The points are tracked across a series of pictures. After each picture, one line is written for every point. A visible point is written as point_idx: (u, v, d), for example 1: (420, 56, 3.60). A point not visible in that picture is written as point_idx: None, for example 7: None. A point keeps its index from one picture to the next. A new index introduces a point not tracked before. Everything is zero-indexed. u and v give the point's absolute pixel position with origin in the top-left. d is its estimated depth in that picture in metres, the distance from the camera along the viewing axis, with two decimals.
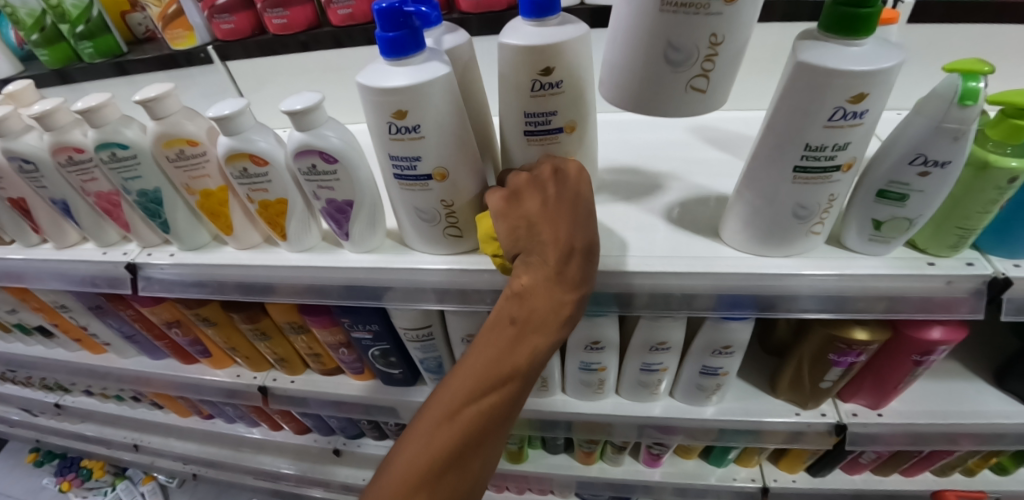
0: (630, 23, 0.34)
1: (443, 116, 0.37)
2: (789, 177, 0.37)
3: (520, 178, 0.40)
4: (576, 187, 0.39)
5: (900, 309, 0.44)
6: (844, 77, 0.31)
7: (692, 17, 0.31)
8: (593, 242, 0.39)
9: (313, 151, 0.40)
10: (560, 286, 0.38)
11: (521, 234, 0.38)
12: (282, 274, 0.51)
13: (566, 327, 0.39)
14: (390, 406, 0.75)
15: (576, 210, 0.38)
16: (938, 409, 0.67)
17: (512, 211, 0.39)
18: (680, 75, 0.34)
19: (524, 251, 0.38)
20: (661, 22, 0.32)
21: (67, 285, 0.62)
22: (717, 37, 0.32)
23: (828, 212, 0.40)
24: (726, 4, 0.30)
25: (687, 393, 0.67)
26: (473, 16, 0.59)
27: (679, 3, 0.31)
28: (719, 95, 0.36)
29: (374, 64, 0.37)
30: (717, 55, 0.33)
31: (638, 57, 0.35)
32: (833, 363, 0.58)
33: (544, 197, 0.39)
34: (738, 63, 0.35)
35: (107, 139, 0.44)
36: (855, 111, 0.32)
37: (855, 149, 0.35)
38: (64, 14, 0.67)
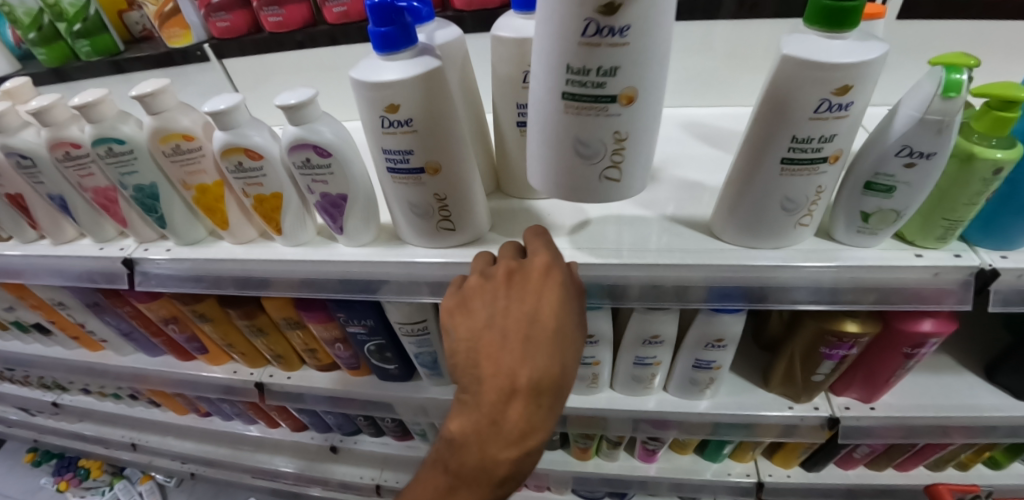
0: (540, 125, 0.37)
1: (434, 110, 0.37)
2: (777, 169, 0.38)
3: (475, 283, 0.40)
4: (529, 304, 0.38)
5: (890, 301, 0.44)
6: (827, 69, 0.31)
7: (594, 118, 0.34)
8: (537, 382, 0.37)
9: (306, 145, 0.40)
10: (500, 422, 0.37)
11: (465, 354, 0.39)
12: (278, 269, 0.51)
13: (515, 465, 0.38)
14: (386, 402, 0.76)
15: (524, 335, 0.37)
16: (931, 403, 0.67)
17: (457, 329, 0.40)
18: (594, 167, 0.37)
19: (466, 379, 0.39)
20: (568, 122, 0.35)
21: (64, 281, 0.62)
22: (620, 134, 0.35)
23: (815, 204, 0.40)
24: (623, 106, 0.33)
25: (681, 387, 0.67)
26: (467, 14, 0.60)
27: (580, 106, 0.34)
28: (633, 183, 0.39)
29: (366, 59, 0.37)
30: (623, 149, 0.36)
31: (552, 154, 0.37)
32: (825, 356, 0.59)
33: (492, 312, 0.38)
34: (648, 155, 0.38)
35: (103, 134, 0.45)
36: (840, 103, 0.33)
37: (840, 141, 0.36)
38: (61, 12, 0.68)
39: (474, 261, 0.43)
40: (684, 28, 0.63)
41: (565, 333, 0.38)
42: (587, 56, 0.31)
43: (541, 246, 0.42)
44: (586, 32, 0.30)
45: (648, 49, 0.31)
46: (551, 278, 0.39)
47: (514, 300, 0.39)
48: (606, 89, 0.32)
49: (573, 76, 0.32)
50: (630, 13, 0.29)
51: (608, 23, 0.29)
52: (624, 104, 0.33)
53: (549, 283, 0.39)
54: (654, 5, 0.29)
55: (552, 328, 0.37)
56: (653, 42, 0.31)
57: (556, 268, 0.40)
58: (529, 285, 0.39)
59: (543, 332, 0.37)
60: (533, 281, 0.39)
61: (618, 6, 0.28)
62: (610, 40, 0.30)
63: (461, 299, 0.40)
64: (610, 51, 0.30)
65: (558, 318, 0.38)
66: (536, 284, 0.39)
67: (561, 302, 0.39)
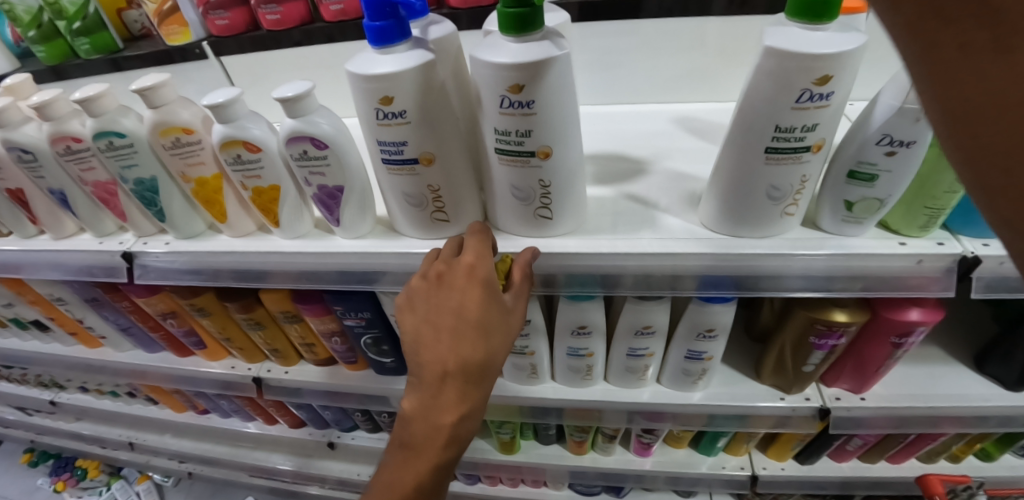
0: (485, 167, 0.43)
1: (427, 102, 0.38)
2: (762, 158, 0.39)
3: (415, 283, 0.42)
4: (455, 304, 0.41)
5: (876, 288, 0.45)
6: (811, 59, 0.32)
7: (522, 168, 0.40)
8: (467, 364, 0.41)
9: (304, 137, 0.41)
10: (438, 405, 0.42)
11: (409, 345, 0.43)
12: (276, 261, 0.52)
13: (457, 438, 0.43)
14: (383, 395, 0.77)
15: (451, 331, 0.41)
16: (921, 393, 0.68)
17: (402, 321, 0.43)
18: (528, 206, 0.43)
19: (412, 367, 0.43)
20: (505, 171, 0.41)
21: (64, 275, 0.63)
22: (544, 182, 0.41)
23: (800, 194, 0.42)
24: (542, 160, 0.39)
25: (674, 379, 0.68)
26: (463, 11, 0.61)
27: (510, 160, 0.40)
28: (566, 218, 0.45)
29: (362, 53, 0.38)
30: (550, 193, 0.42)
31: (497, 192, 0.44)
32: (814, 346, 0.60)
33: (426, 311, 0.41)
34: (576, 199, 0.44)
35: (105, 128, 0.45)
36: (821, 93, 0.34)
37: (823, 130, 0.37)
38: (61, 10, 0.68)
39: (426, 254, 0.46)
40: (676, 24, 0.64)
41: (492, 325, 0.41)
42: (507, 122, 0.37)
43: (474, 244, 0.43)
44: (503, 105, 0.36)
45: (558, 113, 0.37)
46: (476, 278, 0.41)
47: (446, 293, 0.41)
48: (525, 146, 0.38)
49: (500, 136, 0.38)
50: (533, 91, 0.35)
51: (518, 98, 0.35)
52: (542, 158, 0.39)
53: (474, 284, 0.41)
54: (555, 79, 0.35)
55: (476, 319, 0.40)
56: (558, 110, 0.36)
57: (482, 267, 0.41)
58: (456, 287, 0.41)
59: (469, 328, 0.40)
60: (461, 283, 0.41)
61: (524, 86, 0.35)
62: (521, 111, 0.36)
63: (404, 297, 0.43)
64: (523, 118, 0.36)
65: (483, 314, 0.41)
66: (462, 285, 0.41)
67: (487, 299, 0.41)
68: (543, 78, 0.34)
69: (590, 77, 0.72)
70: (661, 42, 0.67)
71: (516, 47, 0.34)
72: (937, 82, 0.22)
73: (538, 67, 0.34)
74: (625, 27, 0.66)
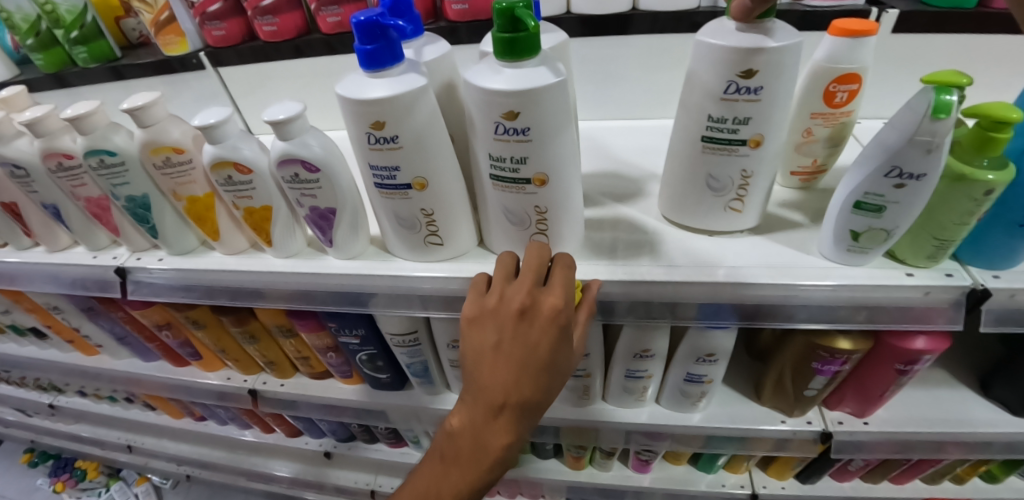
0: (480, 191, 0.42)
1: (420, 128, 0.37)
2: (701, 147, 0.43)
3: (488, 304, 0.38)
4: (531, 340, 0.36)
5: (880, 319, 0.44)
6: (731, 52, 0.36)
7: (517, 194, 0.39)
8: (528, 403, 0.36)
9: (295, 160, 0.40)
10: (486, 437, 0.37)
11: (466, 364, 0.38)
12: (268, 281, 0.51)
13: (493, 475, 0.39)
14: (379, 410, 0.76)
15: (518, 366, 0.36)
16: (926, 417, 0.67)
17: (465, 338, 0.38)
18: (524, 231, 0.42)
19: (464, 390, 0.38)
20: (499, 196, 0.40)
21: (58, 287, 0.62)
22: (540, 208, 0.39)
23: (744, 190, 0.44)
24: (538, 187, 0.38)
25: (673, 400, 0.67)
26: (461, 24, 0.60)
27: (503, 186, 0.38)
28: (564, 244, 0.44)
29: (354, 75, 0.37)
30: (546, 219, 0.40)
31: (491, 217, 0.43)
32: (816, 371, 0.59)
33: (497, 339, 0.37)
34: (573, 226, 0.43)
35: (95, 146, 0.45)
36: (746, 87, 0.37)
37: (757, 126, 0.39)
38: (58, 19, 0.68)
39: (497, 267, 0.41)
40: (676, 41, 0.63)
41: (558, 367, 0.37)
42: (500, 149, 0.36)
43: (559, 281, 0.39)
44: (497, 131, 0.35)
45: (555, 140, 0.35)
46: (559, 322, 0.37)
47: (522, 323, 0.37)
48: (521, 173, 0.37)
49: (494, 162, 0.37)
50: (527, 118, 0.34)
51: (512, 125, 0.34)
52: (538, 185, 0.38)
53: (556, 327, 0.37)
54: (551, 107, 0.34)
55: (548, 360, 0.36)
56: (554, 137, 0.35)
57: (566, 311, 0.37)
58: (536, 324, 0.37)
59: (538, 367, 0.36)
60: (542, 321, 0.37)
61: (518, 113, 0.33)
62: (515, 138, 0.35)
63: (474, 313, 0.38)
64: (518, 145, 0.35)
65: (555, 357, 0.37)
66: (544, 325, 0.37)
67: (562, 343, 0.37)
68: (537, 105, 0.33)
69: (589, 91, 0.70)
70: (661, 56, 0.65)
71: (510, 74, 0.33)
72: None
73: (532, 94, 0.33)
74: (625, 42, 0.64)
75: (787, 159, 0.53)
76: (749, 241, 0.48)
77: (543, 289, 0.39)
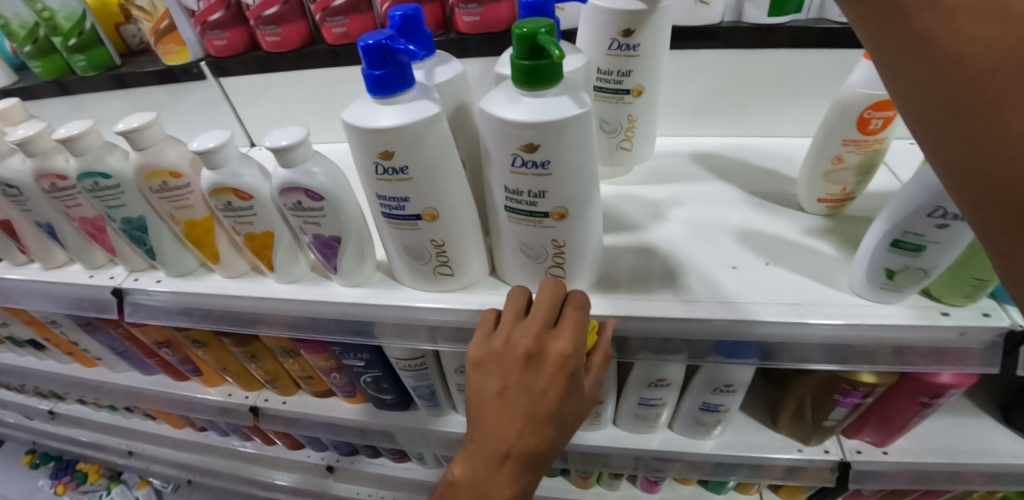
0: (494, 221, 0.40)
1: (433, 159, 0.34)
2: (593, 94, 0.52)
3: (493, 347, 0.37)
4: (536, 389, 0.36)
5: (910, 358, 0.42)
6: (613, 13, 0.45)
7: (534, 228, 0.36)
8: (532, 451, 0.36)
9: (298, 188, 0.38)
10: (488, 487, 0.36)
11: (472, 408, 0.38)
12: (270, 307, 0.49)
13: None
14: (382, 430, 0.74)
15: (524, 415, 0.36)
16: (946, 447, 0.65)
17: (471, 383, 0.37)
18: (540, 264, 0.40)
19: (470, 433, 0.38)
20: (514, 228, 0.37)
21: (54, 306, 0.60)
22: (558, 241, 0.37)
23: (630, 131, 0.54)
24: (556, 220, 0.35)
25: (687, 427, 0.66)
26: (471, 37, 0.57)
27: (519, 218, 0.36)
28: (582, 278, 0.41)
29: (361, 100, 0.35)
30: (563, 252, 0.38)
31: (505, 248, 0.40)
32: (836, 402, 0.58)
33: (501, 386, 0.36)
34: (593, 258, 0.41)
35: (90, 168, 0.43)
36: (627, 43, 0.46)
37: (637, 78, 0.49)
38: (56, 26, 0.65)
39: (506, 301, 0.40)
40: (697, 56, 0.60)
41: (564, 414, 0.37)
42: (518, 181, 0.34)
43: (570, 324, 0.37)
44: (514, 163, 0.33)
45: (577, 173, 0.33)
46: (567, 370, 0.36)
47: (530, 371, 0.36)
48: (538, 207, 0.35)
49: (510, 195, 0.35)
50: (548, 150, 0.31)
51: (531, 158, 0.32)
52: (557, 219, 0.35)
53: (563, 375, 0.36)
54: (575, 141, 0.31)
55: (554, 410, 0.36)
56: (576, 172, 0.33)
57: (574, 358, 0.36)
58: (543, 372, 0.36)
59: (544, 416, 0.36)
60: (548, 369, 0.36)
61: (538, 145, 0.31)
62: (534, 171, 0.32)
63: (479, 356, 0.37)
64: (536, 179, 0.33)
65: (561, 406, 0.36)
66: (550, 373, 0.36)
67: (569, 391, 0.36)
68: (559, 137, 0.31)
69: None
70: (680, 71, 0.62)
71: (529, 103, 0.31)
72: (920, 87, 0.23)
73: (554, 126, 0.30)
74: None
75: (814, 186, 0.51)
76: (775, 273, 0.46)
77: (553, 332, 0.37)
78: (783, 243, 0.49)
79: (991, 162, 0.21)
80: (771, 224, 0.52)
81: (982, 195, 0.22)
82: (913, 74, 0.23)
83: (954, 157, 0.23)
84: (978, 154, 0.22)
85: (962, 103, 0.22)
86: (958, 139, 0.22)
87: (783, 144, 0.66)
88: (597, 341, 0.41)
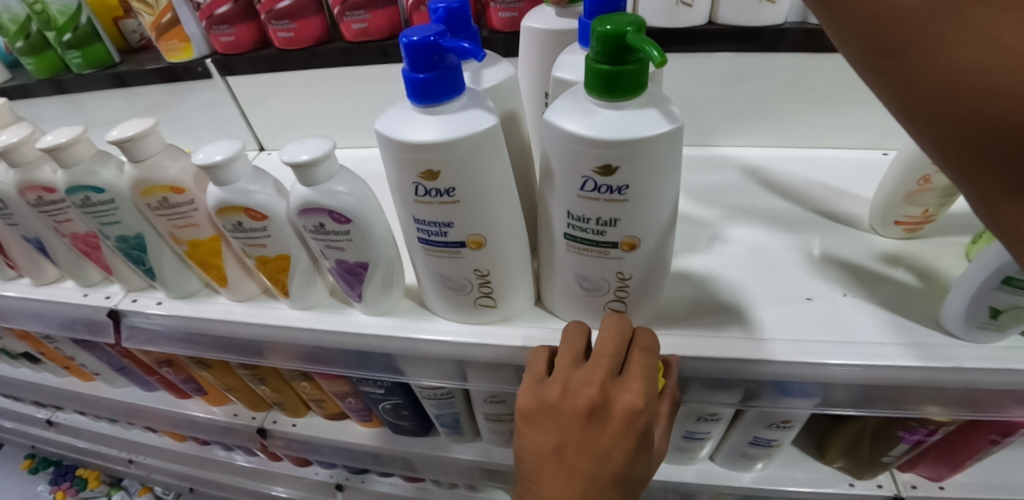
0: (546, 248, 0.35)
1: (484, 180, 0.29)
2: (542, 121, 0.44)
3: (548, 398, 0.32)
4: (600, 448, 0.31)
5: (1005, 404, 0.37)
6: (555, 35, 0.38)
7: (598, 259, 0.32)
8: None
9: (320, 209, 0.33)
10: None
11: (525, 463, 0.34)
12: (281, 337, 0.44)
13: None
14: (397, 455, 0.69)
15: (585, 478, 0.31)
16: (1008, 483, 0.60)
17: (523, 435, 0.34)
18: (599, 298, 0.35)
19: (521, 490, 0.34)
20: (573, 258, 0.33)
21: (45, 327, 0.55)
22: (624, 273, 0.32)
23: None
24: (625, 252, 0.31)
25: (730, 460, 0.62)
26: (503, 35, 0.52)
27: (582, 247, 0.31)
28: (644, 311, 0.37)
29: (398, 107, 0.30)
30: (628, 286, 0.33)
31: (558, 278, 0.36)
32: (898, 439, 0.54)
33: (559, 444, 0.32)
34: (656, 292, 0.36)
35: (80, 181, 0.38)
36: None
37: None
38: (49, 20, 0.60)
39: (562, 337, 0.35)
40: (749, 61, 0.55)
41: (629, 476, 0.32)
42: (586, 207, 0.29)
43: (638, 373, 0.32)
44: (583, 187, 0.28)
45: (658, 199, 0.28)
46: (636, 427, 0.31)
47: (592, 427, 0.31)
48: (606, 236, 0.30)
49: (574, 221, 0.30)
50: (628, 174, 0.26)
51: (605, 182, 0.27)
52: (626, 250, 0.30)
53: (631, 432, 0.31)
54: (661, 165, 0.26)
55: (619, 473, 0.31)
56: (657, 197, 0.28)
57: (646, 413, 0.31)
58: (608, 429, 0.31)
59: (607, 480, 0.31)
60: (615, 426, 0.31)
61: (616, 167, 0.26)
62: (608, 196, 0.27)
63: (531, 407, 0.33)
64: (609, 205, 0.28)
65: (628, 467, 0.32)
66: (616, 430, 0.31)
67: (636, 451, 0.32)
68: (643, 160, 0.26)
69: None
70: (732, 76, 0.56)
71: (607, 116, 0.26)
72: (860, 35, 0.20)
73: (637, 146, 0.25)
74: (695, 59, 0.55)
75: (891, 208, 0.46)
76: (855, 306, 0.40)
77: (618, 381, 0.32)
78: (855, 271, 0.44)
79: (937, 106, 0.19)
80: (840, 247, 0.47)
81: (946, 135, 0.20)
82: (841, 19, 0.20)
83: (905, 106, 0.20)
84: (930, 98, 0.19)
85: (902, 44, 0.19)
86: (903, 85, 0.20)
87: (842, 156, 0.60)
88: (664, 385, 0.37)
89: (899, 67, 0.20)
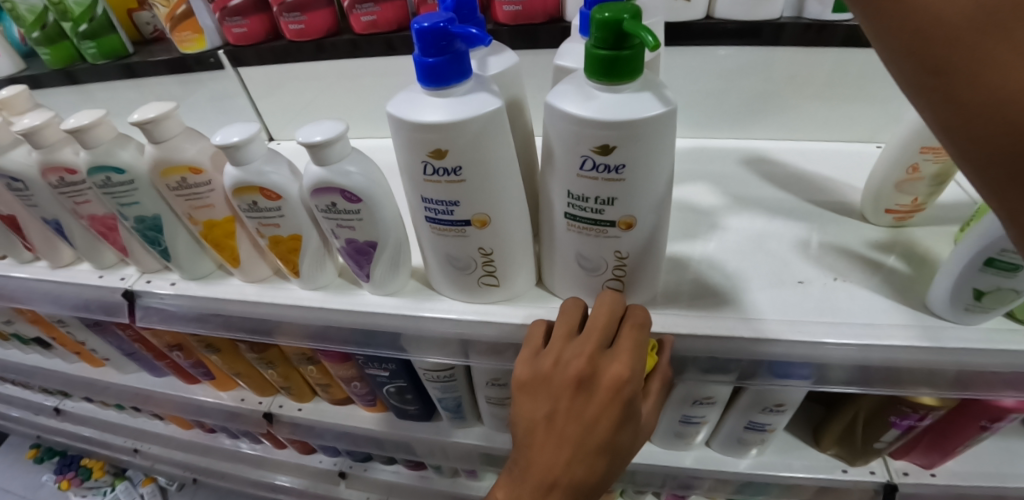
0: (549, 229, 0.36)
1: (489, 159, 0.31)
2: None
3: (542, 370, 0.34)
4: (587, 417, 0.33)
5: (990, 385, 0.38)
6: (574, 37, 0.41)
7: (597, 238, 0.33)
8: (581, 485, 0.33)
9: (333, 189, 0.34)
10: None
11: (518, 431, 0.35)
12: (291, 316, 0.45)
13: None
14: (399, 439, 0.70)
15: (573, 444, 0.33)
16: (997, 471, 0.61)
17: (517, 405, 0.35)
18: (598, 277, 0.36)
19: (514, 458, 0.36)
20: (573, 237, 0.34)
21: (60, 309, 0.57)
22: (621, 253, 0.34)
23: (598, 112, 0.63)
24: (623, 230, 0.32)
25: (726, 445, 0.63)
26: (508, 27, 0.53)
27: (582, 227, 0.33)
28: (641, 291, 0.38)
29: (407, 91, 0.31)
30: (625, 265, 0.35)
31: (560, 259, 0.37)
32: (890, 425, 0.54)
33: (549, 412, 0.33)
34: (653, 271, 0.37)
35: (100, 162, 0.39)
36: None
37: None
38: (65, 11, 0.61)
39: (560, 314, 0.37)
40: (747, 56, 0.56)
41: (615, 445, 0.33)
42: (585, 186, 0.30)
43: (627, 347, 0.33)
44: (583, 167, 0.29)
45: (652, 178, 0.29)
46: (621, 397, 0.32)
47: (581, 397, 0.33)
48: (605, 215, 0.31)
49: (574, 201, 0.32)
50: (625, 153, 0.28)
51: (604, 161, 0.28)
52: (623, 229, 0.32)
53: (617, 402, 0.32)
54: (655, 145, 0.28)
55: (605, 440, 0.33)
56: (652, 177, 0.29)
57: (631, 384, 0.32)
58: (595, 398, 0.32)
59: (594, 446, 0.33)
60: (601, 396, 0.32)
61: (614, 147, 0.27)
62: (606, 175, 0.29)
63: (526, 378, 0.35)
64: (607, 184, 0.29)
65: (613, 436, 0.33)
66: (603, 400, 0.32)
67: (621, 421, 0.33)
68: (638, 140, 0.27)
69: None
70: (730, 71, 0.58)
71: (605, 98, 0.27)
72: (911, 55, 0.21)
73: (633, 127, 0.26)
74: (695, 53, 0.57)
75: (883, 197, 0.47)
76: (846, 290, 0.42)
77: (608, 354, 0.33)
78: (845, 257, 0.46)
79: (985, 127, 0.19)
80: (834, 235, 0.48)
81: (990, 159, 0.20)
82: (893, 36, 0.21)
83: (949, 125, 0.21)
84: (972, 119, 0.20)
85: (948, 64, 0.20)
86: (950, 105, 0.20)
87: (839, 149, 0.61)
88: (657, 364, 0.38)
89: (945, 88, 0.20)
